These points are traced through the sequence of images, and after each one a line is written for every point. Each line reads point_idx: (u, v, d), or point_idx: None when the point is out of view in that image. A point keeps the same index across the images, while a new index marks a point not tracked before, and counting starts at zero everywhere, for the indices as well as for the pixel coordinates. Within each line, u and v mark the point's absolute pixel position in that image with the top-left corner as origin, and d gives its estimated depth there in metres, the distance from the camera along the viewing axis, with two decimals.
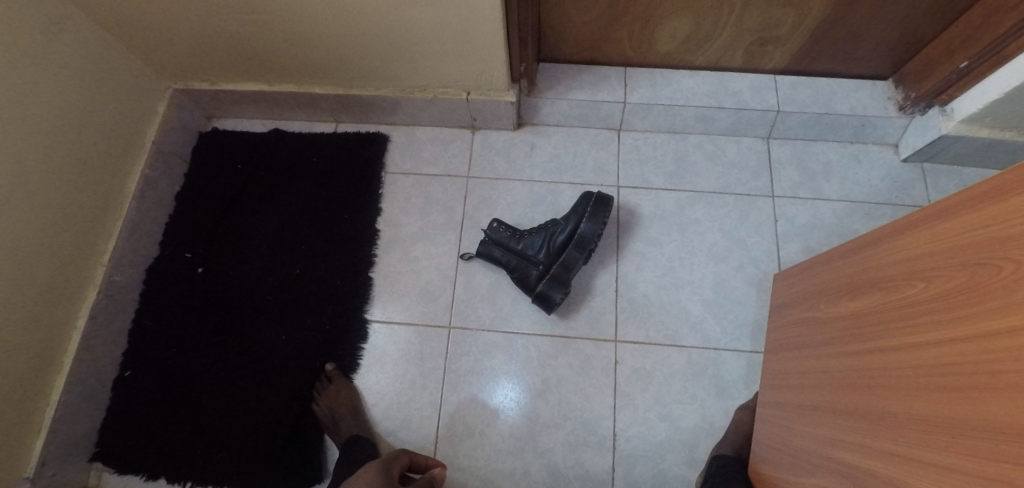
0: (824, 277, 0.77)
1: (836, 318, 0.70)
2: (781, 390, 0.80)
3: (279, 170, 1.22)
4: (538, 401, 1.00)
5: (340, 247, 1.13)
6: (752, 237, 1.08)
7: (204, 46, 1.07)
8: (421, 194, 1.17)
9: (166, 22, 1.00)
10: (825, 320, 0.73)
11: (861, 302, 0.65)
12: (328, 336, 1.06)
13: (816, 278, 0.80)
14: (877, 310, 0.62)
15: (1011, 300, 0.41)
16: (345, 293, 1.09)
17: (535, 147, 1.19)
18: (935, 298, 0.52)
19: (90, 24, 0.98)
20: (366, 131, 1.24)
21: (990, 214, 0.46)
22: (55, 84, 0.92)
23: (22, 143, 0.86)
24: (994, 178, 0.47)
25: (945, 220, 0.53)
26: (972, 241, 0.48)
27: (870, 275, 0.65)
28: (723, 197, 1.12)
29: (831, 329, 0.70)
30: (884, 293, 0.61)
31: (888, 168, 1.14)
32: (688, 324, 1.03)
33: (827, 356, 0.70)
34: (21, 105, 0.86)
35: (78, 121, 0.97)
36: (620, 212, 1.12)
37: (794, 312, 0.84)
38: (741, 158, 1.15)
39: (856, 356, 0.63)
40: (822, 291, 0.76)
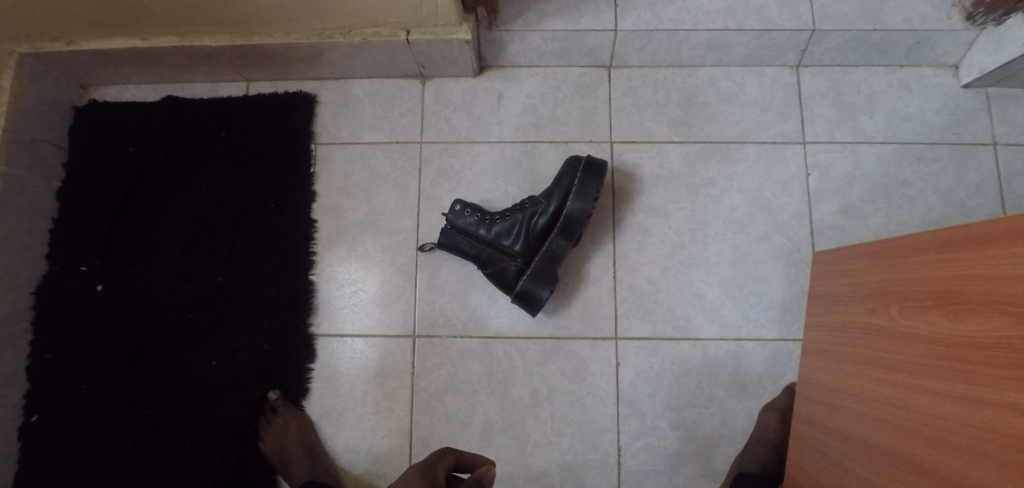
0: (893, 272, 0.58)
1: (915, 338, 0.51)
2: (831, 410, 0.64)
3: (182, 150, 0.96)
4: (527, 417, 0.84)
5: (269, 246, 0.91)
6: (779, 198, 0.88)
7: None
8: (365, 169, 0.93)
9: None
10: (897, 335, 0.54)
11: (947, 324, 0.47)
12: (267, 358, 0.87)
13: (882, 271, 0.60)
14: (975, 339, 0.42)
15: None
16: (282, 304, 0.89)
17: (504, 97, 0.93)
18: None
19: None
20: (286, 91, 0.97)
21: None
22: None
23: None
24: None
25: None
26: None
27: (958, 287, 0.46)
28: (742, 148, 0.90)
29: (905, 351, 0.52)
30: (980, 313, 0.42)
31: (945, 96, 0.91)
32: (703, 311, 0.85)
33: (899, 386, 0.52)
34: None
35: None
36: (614, 178, 0.89)
37: (849, 311, 0.65)
38: (765, 95, 0.91)
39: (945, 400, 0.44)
40: (889, 293, 0.57)
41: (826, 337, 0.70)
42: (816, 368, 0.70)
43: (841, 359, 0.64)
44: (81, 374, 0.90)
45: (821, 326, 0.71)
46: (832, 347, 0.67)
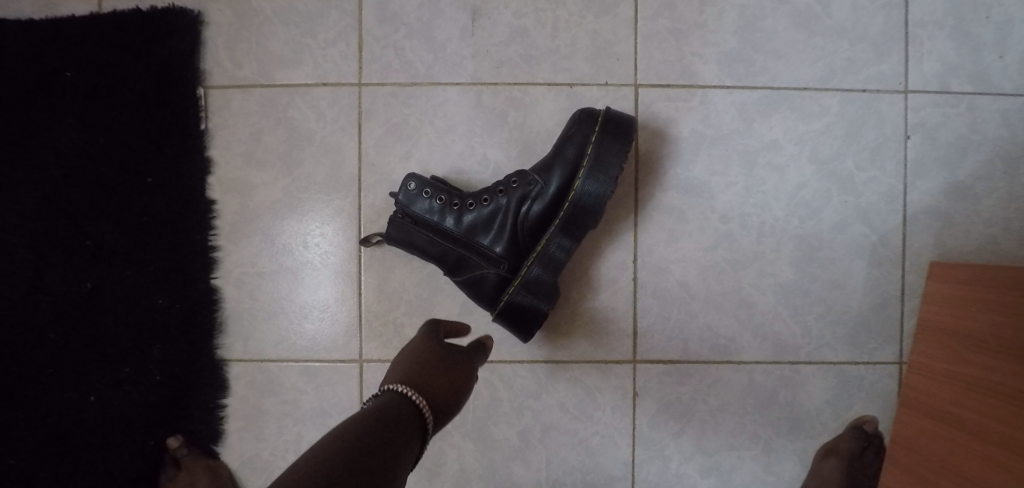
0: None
1: None
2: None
3: (5, 95, 0.65)
4: (515, 465, 0.64)
5: (153, 238, 0.64)
6: (865, 171, 0.64)
7: None
8: (280, 125, 0.64)
9: None
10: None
11: None
12: (163, 393, 0.64)
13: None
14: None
15: None
16: (174, 321, 0.64)
17: (479, 17, 0.63)
18: None
19: None
20: (154, 5, 0.65)
21: None
22: None
23: None
24: None
25: None
26: None
27: None
28: (819, 97, 0.63)
29: None
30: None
31: None
32: (751, 326, 0.64)
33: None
34: None
35: None
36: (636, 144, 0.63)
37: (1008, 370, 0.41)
38: (856, 20, 0.64)
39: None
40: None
41: (949, 393, 0.47)
42: (923, 434, 0.48)
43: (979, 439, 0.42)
44: None
45: (940, 374, 0.48)
46: (964, 414, 0.44)
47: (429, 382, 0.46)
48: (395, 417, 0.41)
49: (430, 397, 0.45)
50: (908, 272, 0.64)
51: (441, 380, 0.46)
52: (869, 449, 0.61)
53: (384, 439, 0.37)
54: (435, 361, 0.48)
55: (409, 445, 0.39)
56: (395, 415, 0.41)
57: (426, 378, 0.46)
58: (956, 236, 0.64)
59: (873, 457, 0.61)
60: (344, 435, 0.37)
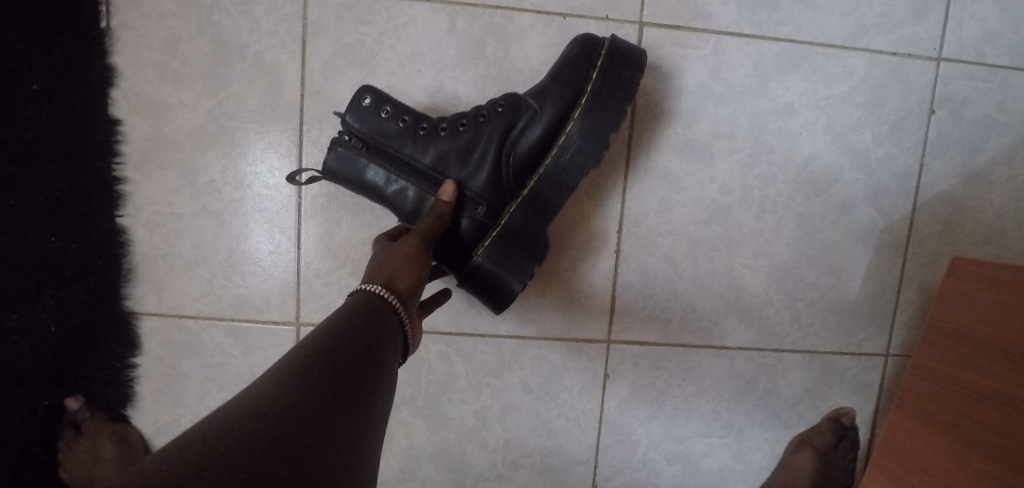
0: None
1: None
2: None
3: None
4: (470, 444, 0.58)
5: (42, 161, 0.52)
6: (881, 147, 0.57)
7: None
8: (203, 32, 0.52)
9: None
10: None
11: None
12: (61, 347, 0.54)
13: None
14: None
15: None
16: (73, 263, 0.53)
17: None
18: None
19: None
20: None
21: None
22: None
23: None
24: None
25: None
26: None
27: None
28: (845, 58, 0.55)
29: None
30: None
31: None
32: (738, 310, 0.58)
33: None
34: None
35: None
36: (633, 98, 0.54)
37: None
38: None
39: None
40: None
41: (954, 400, 0.43)
42: (918, 439, 0.45)
43: (992, 458, 0.38)
44: None
45: (954, 382, 0.44)
46: (970, 425, 0.41)
47: (389, 274, 0.39)
48: (367, 312, 0.34)
49: (395, 285, 0.38)
50: (909, 261, 0.59)
51: (401, 268, 0.41)
52: (844, 443, 0.58)
53: (370, 336, 0.32)
54: (389, 254, 0.43)
55: (393, 342, 0.34)
56: (372, 311, 0.35)
57: (386, 272, 0.39)
58: (965, 226, 0.59)
59: (847, 451, 0.58)
60: (326, 330, 0.31)
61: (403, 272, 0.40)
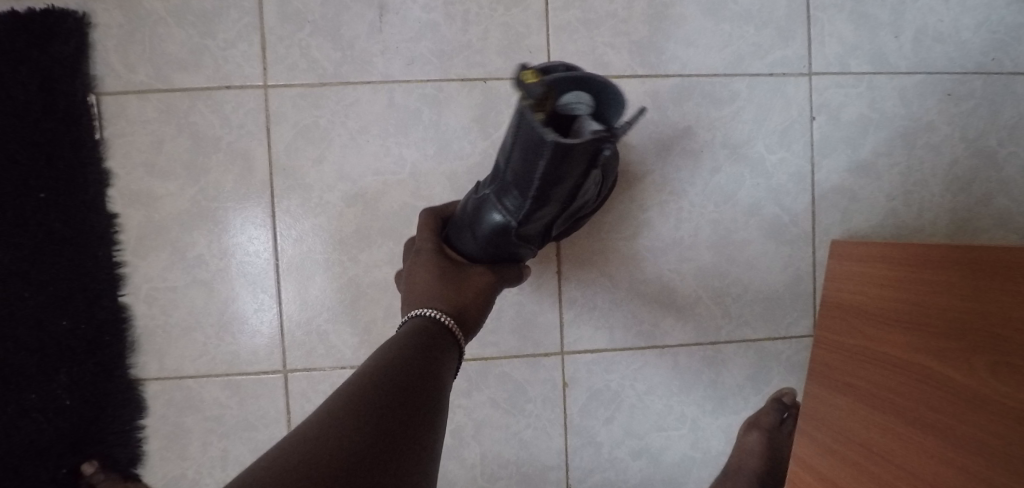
0: (1011, 303, 0.35)
1: (1011, 414, 0.33)
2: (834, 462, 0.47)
3: None
4: (449, 462, 0.64)
5: (48, 256, 0.60)
6: (775, 153, 0.65)
7: None
8: (183, 131, 0.61)
9: None
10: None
11: None
12: (72, 417, 0.61)
13: (981, 305, 0.37)
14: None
15: None
16: (82, 342, 0.61)
17: (387, 12, 0.62)
18: None
19: None
20: (31, 8, 0.60)
21: None
22: None
23: None
24: None
25: None
26: None
27: None
28: (728, 83, 0.65)
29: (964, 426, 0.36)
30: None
31: (989, 5, 0.68)
32: (674, 311, 0.65)
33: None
34: None
35: None
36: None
37: (902, 347, 0.43)
38: (762, 4, 0.65)
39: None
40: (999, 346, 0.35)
41: (850, 366, 0.49)
42: (831, 406, 0.50)
43: (887, 414, 0.43)
44: None
45: (840, 347, 0.50)
46: (866, 386, 0.46)
47: (461, 305, 0.46)
48: (437, 341, 0.41)
49: (462, 319, 0.45)
50: (818, 248, 0.66)
51: (469, 296, 0.47)
52: (787, 420, 0.65)
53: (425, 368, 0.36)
54: (457, 282, 0.47)
55: (445, 359, 0.40)
56: (427, 337, 0.41)
57: (456, 300, 0.46)
58: (859, 210, 0.67)
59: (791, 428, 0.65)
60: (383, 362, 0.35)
61: (472, 305, 0.47)
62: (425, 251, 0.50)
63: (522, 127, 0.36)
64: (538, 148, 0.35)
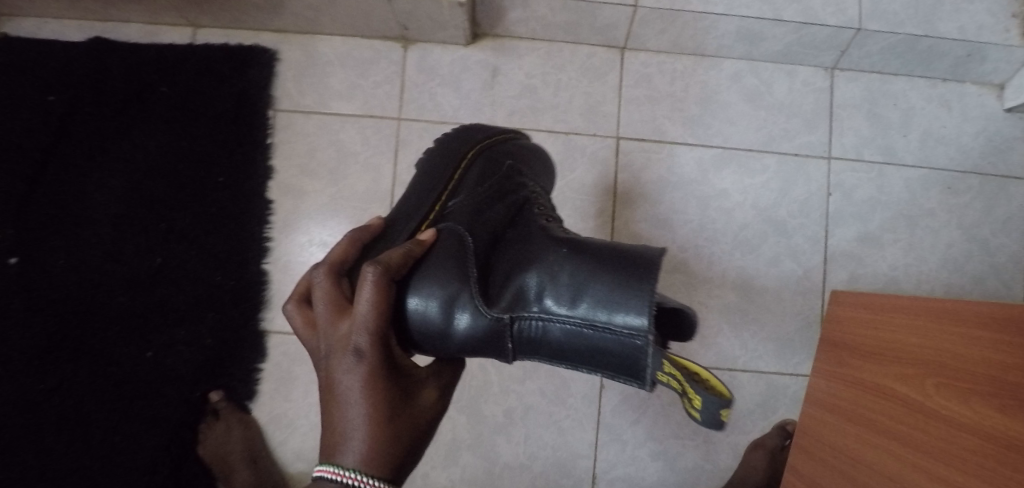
0: (934, 335, 0.49)
1: (918, 408, 0.46)
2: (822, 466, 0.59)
3: (112, 103, 0.80)
4: (498, 437, 0.77)
5: (216, 226, 0.79)
6: (795, 218, 0.79)
7: None
8: (332, 145, 0.80)
9: None
10: (890, 372, 0.53)
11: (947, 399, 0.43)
12: (209, 354, 0.77)
13: (917, 337, 0.51)
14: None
15: None
16: (230, 295, 0.78)
17: (498, 74, 0.81)
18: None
19: None
20: (241, 42, 0.81)
21: None
22: None
23: None
24: None
25: None
26: None
27: (957, 360, 0.44)
28: (760, 158, 0.80)
29: (895, 420, 0.49)
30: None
31: (986, 119, 0.82)
32: (698, 338, 0.78)
33: (922, 421, 0.45)
34: None
35: None
36: (496, 139, 0.65)
37: (871, 371, 0.56)
38: (793, 99, 0.81)
39: (999, 412, 0.37)
40: (888, 344, 0.55)
41: (837, 389, 0.61)
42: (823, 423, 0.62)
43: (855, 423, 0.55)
44: None
45: (833, 374, 0.63)
46: (845, 405, 0.58)
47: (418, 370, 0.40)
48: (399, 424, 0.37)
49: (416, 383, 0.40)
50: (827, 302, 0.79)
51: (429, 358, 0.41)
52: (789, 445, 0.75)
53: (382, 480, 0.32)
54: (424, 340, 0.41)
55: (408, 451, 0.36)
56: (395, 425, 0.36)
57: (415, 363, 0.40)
58: (866, 274, 0.79)
59: None
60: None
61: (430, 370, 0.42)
62: (369, 357, 0.33)
63: (614, 327, 0.35)
64: (618, 364, 0.35)
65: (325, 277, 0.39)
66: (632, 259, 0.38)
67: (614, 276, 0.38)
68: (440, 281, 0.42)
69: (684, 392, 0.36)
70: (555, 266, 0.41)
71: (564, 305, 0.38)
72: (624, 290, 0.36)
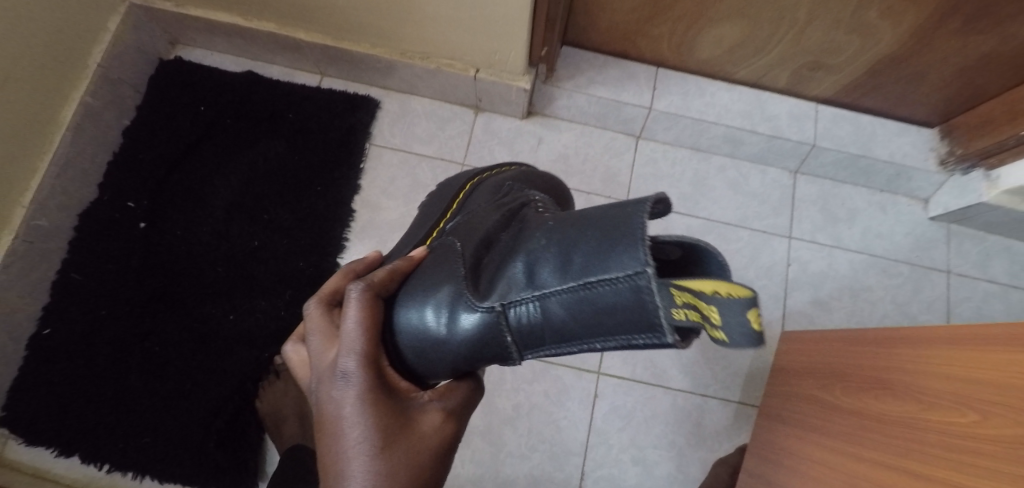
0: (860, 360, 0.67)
1: (850, 410, 0.63)
2: (773, 463, 0.74)
3: (248, 123, 1.06)
4: (506, 427, 0.92)
5: (307, 224, 1.00)
6: (761, 279, 1.00)
7: None
8: (409, 175, 1.03)
9: None
10: (826, 386, 0.71)
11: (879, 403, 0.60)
12: (281, 324, 0.95)
13: (845, 358, 0.70)
14: (923, 345, 0.58)
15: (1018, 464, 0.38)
16: (306, 278, 0.97)
17: (542, 142, 1.06)
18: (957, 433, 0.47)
19: None
20: (354, 92, 1.08)
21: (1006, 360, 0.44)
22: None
23: None
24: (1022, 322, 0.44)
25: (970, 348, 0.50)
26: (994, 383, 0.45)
27: (881, 374, 0.62)
28: (736, 230, 1.03)
29: (834, 420, 0.66)
30: (925, 350, 0.57)
31: (914, 223, 1.06)
32: (678, 365, 0.96)
33: (839, 415, 0.65)
34: None
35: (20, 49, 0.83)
36: (491, 170, 0.81)
37: (813, 388, 0.74)
38: (764, 190, 1.06)
39: (906, 405, 0.56)
40: (824, 366, 0.73)
41: (789, 407, 0.78)
42: (776, 435, 0.78)
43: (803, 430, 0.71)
44: (104, 300, 0.97)
45: (785, 396, 0.80)
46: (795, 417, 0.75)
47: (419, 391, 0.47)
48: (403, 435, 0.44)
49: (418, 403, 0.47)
50: None
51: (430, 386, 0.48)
52: None
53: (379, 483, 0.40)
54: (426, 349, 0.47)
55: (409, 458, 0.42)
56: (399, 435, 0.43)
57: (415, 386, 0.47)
58: None
59: None
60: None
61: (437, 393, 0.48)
62: (359, 373, 0.42)
63: (610, 279, 0.36)
64: (631, 314, 0.35)
65: (319, 312, 0.51)
66: (615, 209, 0.40)
67: (601, 229, 0.39)
68: (436, 288, 0.48)
69: (705, 321, 0.34)
70: (543, 248, 0.44)
71: (558, 276, 0.40)
72: (607, 242, 0.38)
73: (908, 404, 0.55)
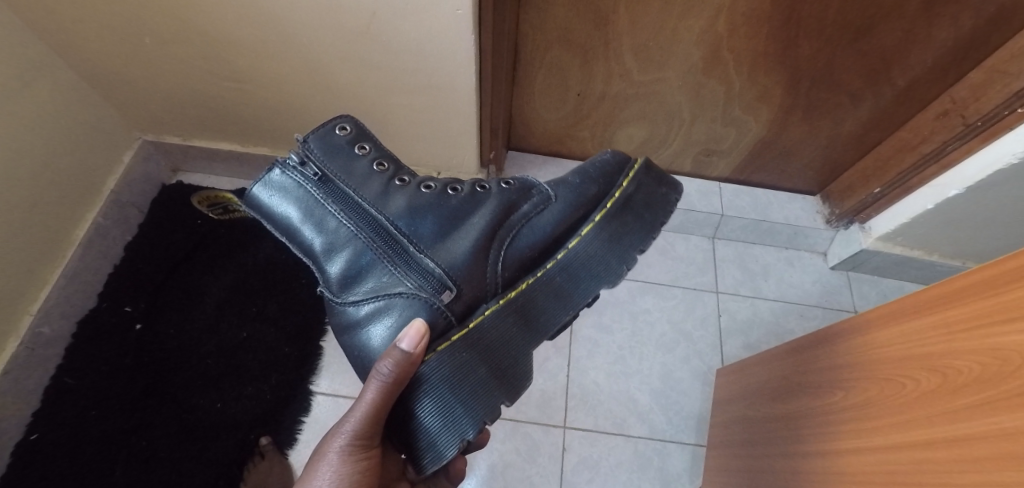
0: (774, 375, 0.79)
1: (775, 418, 0.74)
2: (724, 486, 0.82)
3: (241, 231, 1.22)
4: None
5: (294, 312, 1.12)
6: (698, 330, 1.15)
7: (192, 115, 1.12)
8: None
9: (166, 96, 1.06)
10: (755, 406, 0.82)
11: (791, 406, 0.71)
12: (267, 407, 1.02)
13: (765, 379, 0.82)
14: (813, 350, 0.71)
15: (915, 415, 0.48)
16: (293, 362, 1.06)
17: None
18: (855, 407, 0.58)
19: (96, 97, 1.06)
20: None
21: (888, 335, 0.57)
22: (41, 140, 0.96)
23: (14, 195, 0.92)
24: (888, 304, 0.58)
25: (857, 338, 0.62)
26: (884, 359, 0.56)
27: (790, 383, 0.74)
28: (671, 288, 1.19)
29: (765, 430, 0.76)
30: (816, 354, 0.70)
31: (819, 273, 1.25)
32: (635, 413, 1.05)
33: (769, 426, 0.75)
34: (20, 164, 0.92)
35: (49, 180, 0.99)
36: None
37: (747, 410, 0.84)
38: (689, 254, 1.25)
39: (813, 400, 0.67)
40: (754, 389, 0.85)
41: (730, 432, 0.88)
42: (723, 462, 0.86)
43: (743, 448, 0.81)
44: (93, 400, 1.01)
45: (727, 426, 0.90)
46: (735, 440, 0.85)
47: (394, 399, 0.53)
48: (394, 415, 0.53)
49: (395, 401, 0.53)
50: None
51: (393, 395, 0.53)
52: None
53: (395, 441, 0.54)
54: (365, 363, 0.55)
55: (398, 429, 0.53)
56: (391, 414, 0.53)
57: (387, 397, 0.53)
58: None
59: None
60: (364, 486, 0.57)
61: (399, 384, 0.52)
62: None
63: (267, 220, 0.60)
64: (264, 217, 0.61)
65: None
66: None
67: None
68: None
69: None
70: None
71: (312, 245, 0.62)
72: None
73: (817, 398, 0.66)
